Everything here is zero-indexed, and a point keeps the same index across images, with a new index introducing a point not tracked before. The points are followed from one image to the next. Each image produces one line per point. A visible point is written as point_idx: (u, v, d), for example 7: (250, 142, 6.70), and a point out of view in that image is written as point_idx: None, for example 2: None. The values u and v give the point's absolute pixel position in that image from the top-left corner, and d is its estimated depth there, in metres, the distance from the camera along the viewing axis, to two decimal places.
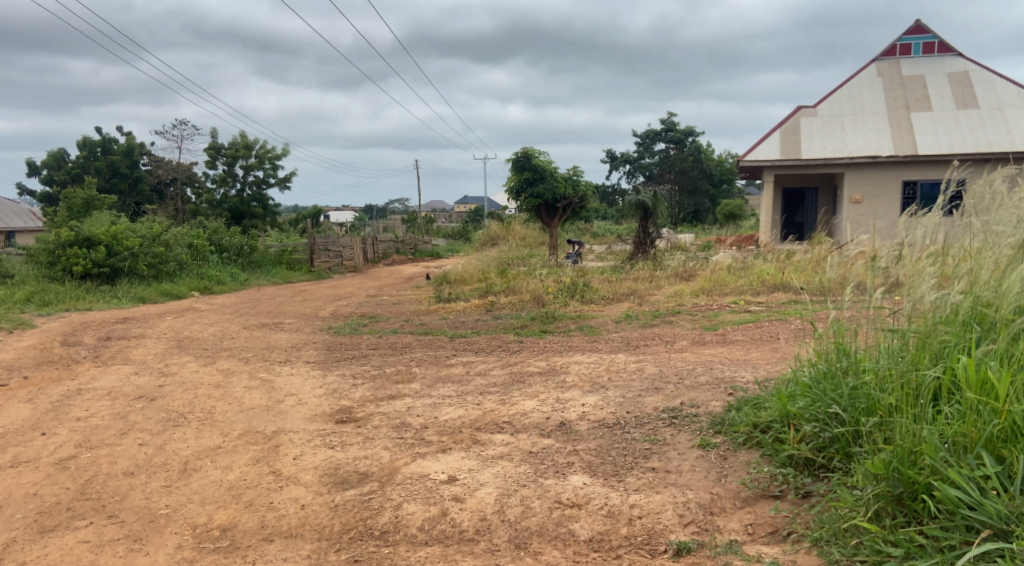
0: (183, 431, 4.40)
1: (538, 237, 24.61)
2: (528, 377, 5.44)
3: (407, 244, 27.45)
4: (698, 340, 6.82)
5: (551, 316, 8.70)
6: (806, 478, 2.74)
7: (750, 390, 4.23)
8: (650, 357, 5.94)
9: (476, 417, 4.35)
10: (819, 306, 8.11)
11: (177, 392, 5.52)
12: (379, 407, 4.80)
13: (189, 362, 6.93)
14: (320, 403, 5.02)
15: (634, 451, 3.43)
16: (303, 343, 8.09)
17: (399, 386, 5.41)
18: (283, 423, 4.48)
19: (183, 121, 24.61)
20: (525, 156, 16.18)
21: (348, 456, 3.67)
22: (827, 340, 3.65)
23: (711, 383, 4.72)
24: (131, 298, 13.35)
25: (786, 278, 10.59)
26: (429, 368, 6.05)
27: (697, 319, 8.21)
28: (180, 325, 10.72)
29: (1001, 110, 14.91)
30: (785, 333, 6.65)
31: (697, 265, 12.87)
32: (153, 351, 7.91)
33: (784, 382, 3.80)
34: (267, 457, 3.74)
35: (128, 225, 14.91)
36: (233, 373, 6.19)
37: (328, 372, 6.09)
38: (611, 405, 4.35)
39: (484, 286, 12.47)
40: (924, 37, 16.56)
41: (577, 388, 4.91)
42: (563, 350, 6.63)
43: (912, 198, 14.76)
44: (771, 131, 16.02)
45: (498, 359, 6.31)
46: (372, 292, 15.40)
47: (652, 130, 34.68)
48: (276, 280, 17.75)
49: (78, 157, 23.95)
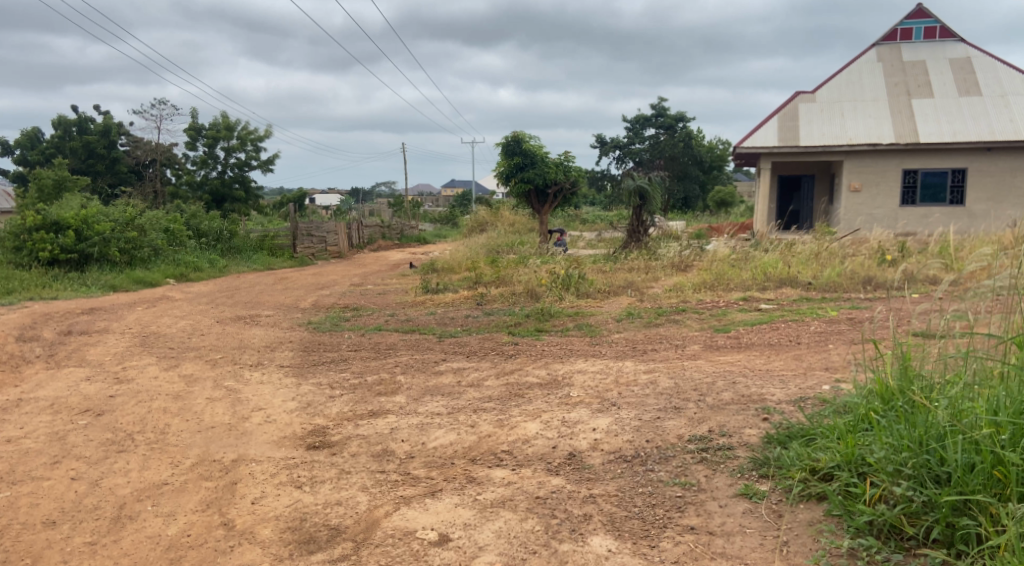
0: (127, 459, 3.76)
1: (528, 224, 23.99)
2: (527, 391, 4.82)
3: (394, 229, 26.76)
4: (711, 344, 6.21)
5: (547, 313, 8.07)
6: (895, 554, 2.21)
7: (790, 419, 3.66)
8: (662, 366, 5.32)
9: (471, 445, 3.73)
10: (837, 308, 7.54)
11: (129, 404, 4.85)
12: (358, 428, 4.17)
13: (151, 365, 6.26)
14: (290, 421, 4.39)
15: (664, 500, 2.84)
16: (278, 343, 7.39)
17: (381, 400, 4.78)
18: (245, 449, 3.85)
19: (163, 100, 23.71)
20: (515, 140, 15.61)
21: (318, 501, 3.04)
22: (896, 367, 3.15)
23: (740, 402, 4.13)
24: (102, 286, 12.63)
25: (793, 272, 9.99)
26: (415, 377, 5.40)
27: (705, 318, 7.60)
28: (148, 319, 10.00)
29: (1004, 97, 14.40)
30: (805, 339, 6.06)
31: (694, 256, 12.30)
32: (113, 350, 7.21)
33: (837, 417, 3.26)
34: (221, 498, 3.13)
35: (100, 208, 14.12)
36: (196, 381, 5.51)
37: (302, 381, 5.42)
38: (626, 431, 3.74)
39: (473, 276, 11.81)
40: (926, 21, 15.96)
41: (585, 406, 4.30)
42: (563, 354, 6.01)
43: (912, 187, 14.23)
44: (768, 117, 15.39)
45: (493, 365, 5.68)
46: (356, 280, 14.73)
47: (643, 115, 34.08)
48: (257, 267, 16.97)
49: (52, 137, 22.99)
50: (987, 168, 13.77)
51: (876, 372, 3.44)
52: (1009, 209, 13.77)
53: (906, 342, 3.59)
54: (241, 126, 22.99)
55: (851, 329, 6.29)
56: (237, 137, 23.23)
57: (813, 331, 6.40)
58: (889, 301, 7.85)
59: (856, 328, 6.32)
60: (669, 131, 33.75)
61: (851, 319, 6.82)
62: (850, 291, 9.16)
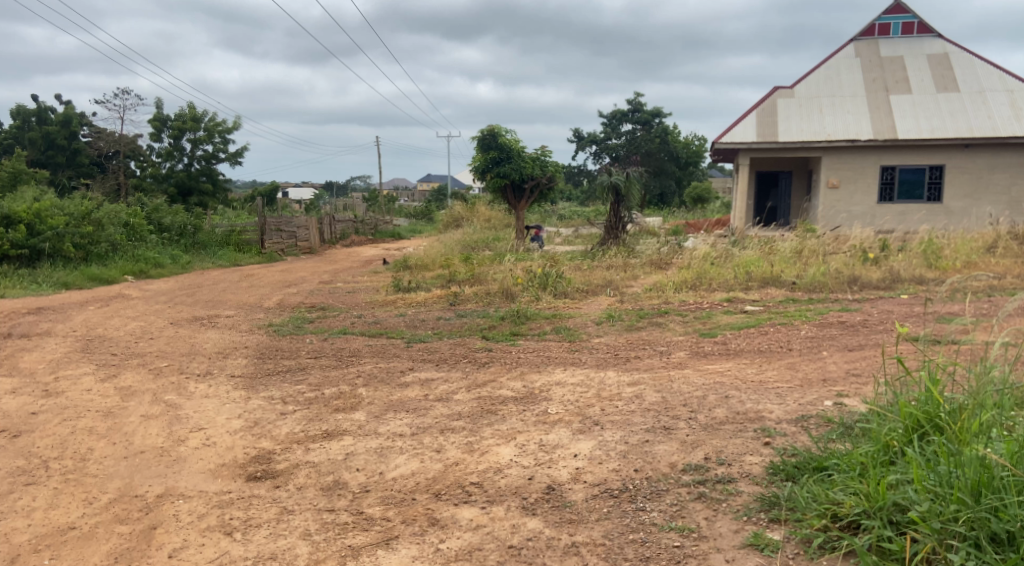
0: (34, 494, 3.26)
1: (504, 219, 23.53)
2: (501, 407, 4.35)
3: (368, 224, 26.02)
4: (698, 351, 5.78)
5: (523, 316, 7.59)
6: None
7: (795, 444, 3.26)
8: (648, 378, 4.87)
9: (435, 476, 3.26)
10: (826, 310, 7.20)
11: (51, 424, 4.30)
12: (308, 454, 3.67)
13: (87, 376, 5.67)
14: (232, 444, 3.88)
15: (658, 551, 2.43)
16: (232, 348, 6.83)
17: (338, 418, 4.28)
18: (174, 481, 3.36)
19: (126, 90, 22.90)
20: (490, 134, 15.10)
21: (248, 555, 2.61)
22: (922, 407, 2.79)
23: (735, 422, 3.71)
24: (53, 284, 11.90)
25: (777, 271, 9.62)
26: (379, 390, 4.90)
27: (689, 321, 7.20)
28: (97, 319, 9.34)
29: (982, 94, 14.25)
30: (797, 346, 5.67)
31: (673, 252, 11.96)
32: (49, 357, 6.59)
33: (854, 448, 2.86)
34: (133, 551, 2.70)
35: (54, 201, 13.38)
36: (134, 395, 4.96)
37: (252, 394, 4.89)
38: (612, 458, 3.30)
39: (446, 275, 11.29)
40: (903, 17, 15.74)
41: (564, 426, 3.86)
42: (540, 363, 5.56)
43: (890, 183, 14.00)
44: (746, 112, 15.07)
45: (463, 376, 5.19)
46: (326, 278, 14.12)
47: (619, 111, 33.80)
48: (222, 264, 16.28)
49: (9, 127, 22.00)
50: (965, 165, 13.60)
51: (894, 398, 3.10)
52: (987, 206, 13.62)
53: (923, 361, 3.22)
54: (208, 118, 22.21)
55: (845, 335, 5.93)
56: (204, 129, 22.42)
57: (805, 336, 6.02)
58: (878, 302, 7.54)
59: (850, 333, 5.97)
60: (645, 126, 33.47)
61: (842, 323, 6.47)
62: (836, 292, 8.85)
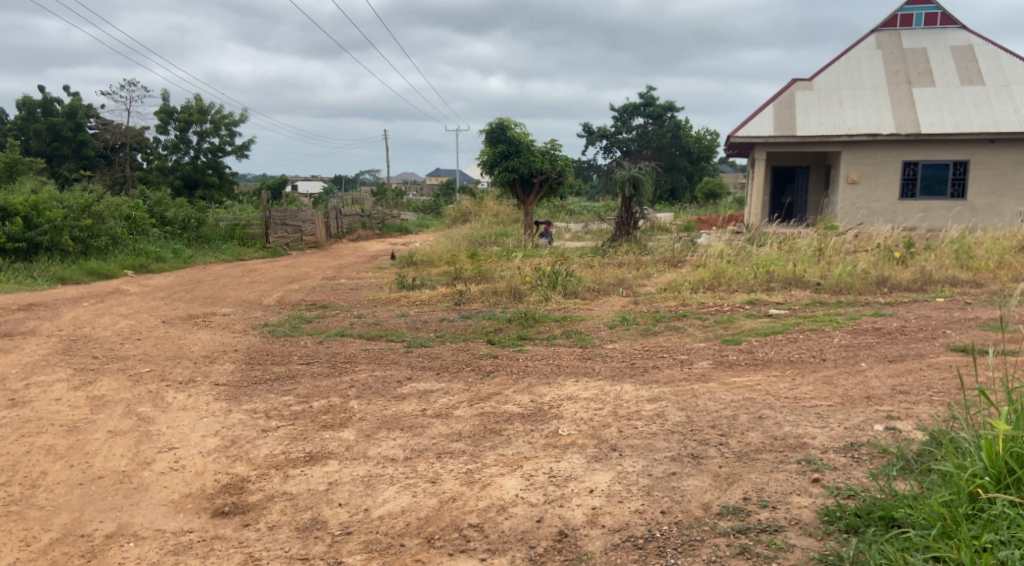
0: None
1: (513, 214, 23.01)
2: (507, 426, 3.88)
3: (375, 218, 25.58)
4: (722, 361, 5.30)
5: (531, 318, 7.11)
6: None
7: (849, 482, 2.78)
8: (668, 393, 4.38)
9: (427, 516, 2.80)
10: (857, 315, 6.68)
11: (6, 441, 3.86)
12: (286, 483, 3.22)
13: (60, 383, 5.24)
14: (203, 469, 3.43)
15: None
16: (220, 352, 6.38)
17: (324, 437, 3.83)
18: (130, 517, 2.93)
19: (133, 82, 22.54)
20: (499, 127, 14.58)
21: None
22: (1012, 449, 2.31)
23: (774, 450, 3.23)
24: (48, 279, 11.51)
25: (799, 271, 9.08)
26: (371, 403, 4.44)
27: (709, 325, 6.70)
28: (87, 317, 8.91)
29: (1009, 87, 13.62)
30: (830, 356, 5.17)
31: (687, 249, 11.47)
32: (27, 360, 6.16)
33: (928, 495, 2.39)
34: None
35: (53, 194, 13.00)
36: (106, 406, 4.52)
37: (233, 407, 4.44)
38: (635, 495, 2.83)
39: (452, 272, 10.81)
40: (927, 7, 15.10)
41: (576, 452, 3.39)
42: (549, 373, 5.08)
43: (912, 180, 13.41)
44: (764, 105, 14.51)
45: (465, 388, 4.71)
46: (330, 274, 13.67)
47: (631, 104, 33.16)
48: (225, 259, 15.88)
49: (15, 119, 21.68)
50: (991, 160, 13.00)
51: (966, 437, 2.61)
52: (1014, 203, 13.02)
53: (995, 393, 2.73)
54: (214, 110, 21.81)
55: (883, 344, 5.43)
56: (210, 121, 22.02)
57: (838, 345, 5.52)
58: (914, 306, 7.01)
59: (888, 342, 5.47)
60: (657, 120, 32.82)
61: (877, 330, 5.96)
62: (863, 294, 8.34)
